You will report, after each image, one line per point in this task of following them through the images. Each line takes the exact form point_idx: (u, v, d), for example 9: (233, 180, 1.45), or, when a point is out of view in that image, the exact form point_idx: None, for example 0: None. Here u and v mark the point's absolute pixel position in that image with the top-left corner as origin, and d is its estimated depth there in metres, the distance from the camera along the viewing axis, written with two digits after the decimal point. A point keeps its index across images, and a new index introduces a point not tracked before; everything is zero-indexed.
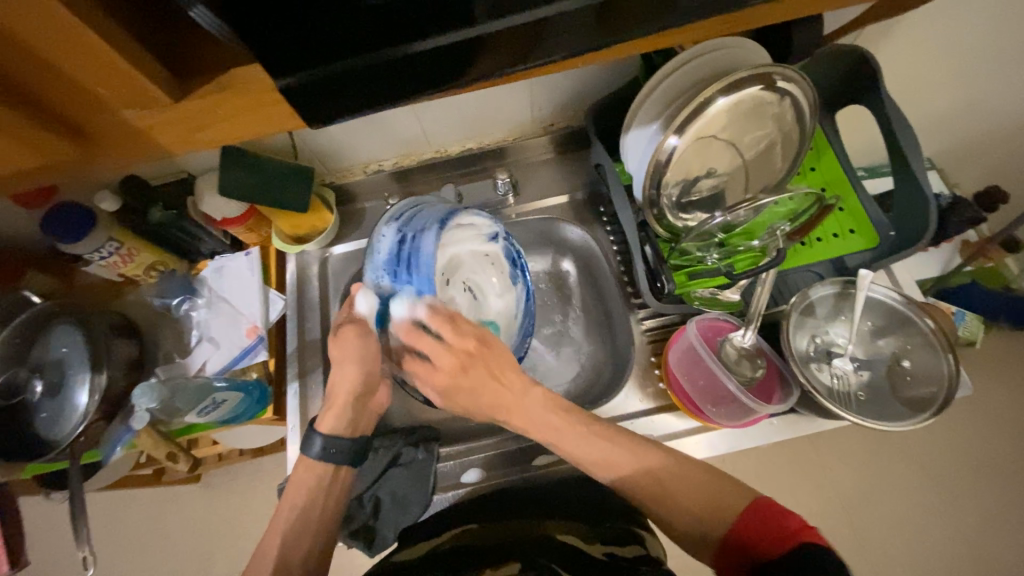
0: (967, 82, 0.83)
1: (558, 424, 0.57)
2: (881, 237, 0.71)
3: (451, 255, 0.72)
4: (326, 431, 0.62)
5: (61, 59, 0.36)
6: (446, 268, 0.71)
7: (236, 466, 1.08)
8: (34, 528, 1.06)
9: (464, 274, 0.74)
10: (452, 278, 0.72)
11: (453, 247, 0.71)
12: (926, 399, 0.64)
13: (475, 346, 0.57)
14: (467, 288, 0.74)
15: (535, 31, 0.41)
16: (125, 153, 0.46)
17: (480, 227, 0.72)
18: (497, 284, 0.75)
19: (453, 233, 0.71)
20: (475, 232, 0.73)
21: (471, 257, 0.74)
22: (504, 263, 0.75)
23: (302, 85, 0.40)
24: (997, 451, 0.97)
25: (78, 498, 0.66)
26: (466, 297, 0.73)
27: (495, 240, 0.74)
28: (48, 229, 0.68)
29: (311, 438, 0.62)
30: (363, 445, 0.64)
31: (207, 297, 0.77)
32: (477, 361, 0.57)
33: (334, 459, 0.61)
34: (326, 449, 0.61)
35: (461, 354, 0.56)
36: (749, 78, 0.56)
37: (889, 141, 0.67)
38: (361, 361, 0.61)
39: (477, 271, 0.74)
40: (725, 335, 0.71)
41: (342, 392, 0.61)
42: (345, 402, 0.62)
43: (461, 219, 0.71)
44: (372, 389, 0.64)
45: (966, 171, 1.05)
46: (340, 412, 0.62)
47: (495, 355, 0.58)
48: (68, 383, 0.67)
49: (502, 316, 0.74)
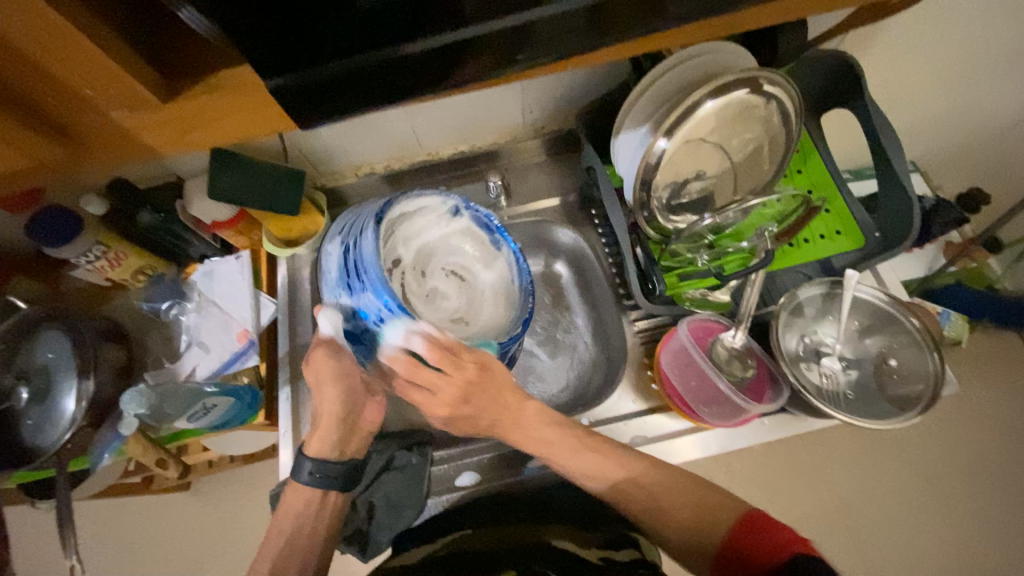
0: (949, 85, 0.85)
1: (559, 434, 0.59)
2: (866, 238, 0.72)
3: (419, 246, 0.67)
4: (316, 454, 0.62)
5: (49, 60, 0.36)
6: (419, 259, 0.67)
7: (227, 473, 1.07)
8: (19, 538, 1.04)
9: (442, 259, 0.69)
10: (428, 268, 0.68)
11: (414, 237, 0.67)
12: (912, 397, 0.66)
13: (476, 375, 0.58)
14: (449, 272, 0.68)
15: (527, 33, 0.41)
16: (112, 155, 0.45)
17: (434, 207, 0.66)
18: (482, 255, 0.69)
19: (400, 225, 0.65)
20: (430, 212, 0.66)
21: (442, 237, 0.68)
22: (478, 233, 0.68)
23: (292, 87, 0.39)
24: (982, 449, 0.98)
25: (65, 507, 0.64)
26: (452, 282, 0.68)
27: (458, 214, 0.67)
28: (32, 232, 0.67)
29: (300, 463, 0.62)
30: (353, 467, 0.63)
31: (197, 301, 0.77)
32: (482, 389, 0.58)
33: (326, 484, 0.61)
34: (315, 474, 0.61)
35: (464, 386, 0.57)
36: (735, 82, 0.57)
37: (873, 144, 0.68)
38: (338, 377, 0.62)
39: (455, 251, 0.69)
40: (717, 336, 0.71)
41: (329, 412, 0.62)
42: (331, 423, 0.62)
43: (401, 207, 0.64)
44: (356, 408, 0.64)
45: (950, 173, 1.07)
46: (324, 433, 0.62)
47: (495, 381, 0.59)
48: (54, 389, 0.66)
49: (498, 289, 0.68)
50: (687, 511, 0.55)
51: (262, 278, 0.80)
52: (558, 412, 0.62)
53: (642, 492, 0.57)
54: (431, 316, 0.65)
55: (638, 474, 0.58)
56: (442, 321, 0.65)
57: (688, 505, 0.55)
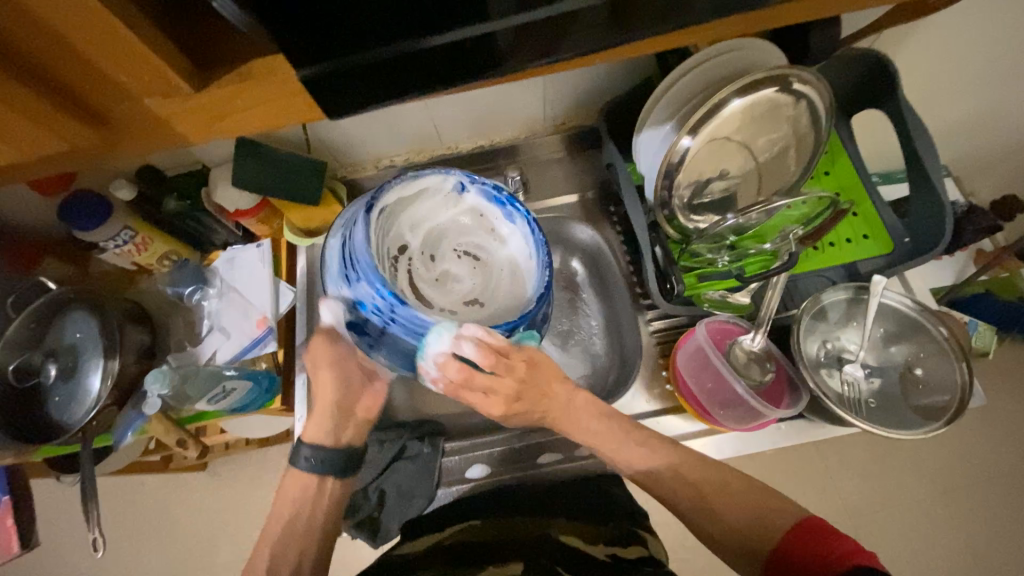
0: (987, 87, 0.82)
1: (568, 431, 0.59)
2: (895, 243, 0.70)
3: (428, 230, 0.67)
4: (313, 441, 0.63)
5: (89, 48, 0.36)
6: (429, 243, 0.67)
7: (242, 456, 1.09)
8: (44, 509, 1.08)
9: (453, 240, 0.67)
10: (439, 251, 0.67)
11: (421, 221, 0.66)
12: (938, 407, 0.64)
13: (526, 372, 0.58)
14: (461, 252, 0.67)
15: (555, 26, 0.41)
16: (143, 141, 0.46)
17: (435, 187, 0.64)
18: (496, 233, 0.66)
19: (402, 210, 0.64)
20: (434, 194, 0.65)
21: (451, 217, 0.67)
22: (485, 209, 0.65)
23: (319, 77, 0.40)
24: (1006, 464, 0.95)
25: (89, 482, 0.67)
26: (465, 262, 0.67)
27: (461, 191, 0.65)
28: (64, 215, 0.69)
29: (299, 450, 0.63)
30: (352, 455, 0.64)
31: (219, 287, 0.78)
32: (531, 385, 0.59)
33: (323, 469, 0.62)
34: (313, 460, 0.62)
35: (515, 384, 0.58)
36: (765, 79, 0.55)
37: (905, 146, 0.66)
38: (333, 362, 0.65)
39: (465, 230, 0.67)
40: (735, 339, 0.70)
41: (324, 398, 0.64)
42: (328, 410, 0.64)
43: (400, 190, 0.63)
44: (354, 397, 0.66)
45: (984, 179, 1.03)
46: (321, 420, 0.64)
47: (543, 375, 0.59)
48: (81, 368, 0.69)
49: (515, 266, 0.65)
50: (699, 514, 0.54)
51: (281, 266, 0.81)
52: (605, 405, 0.62)
53: (657, 493, 0.57)
54: (444, 300, 0.64)
55: (652, 475, 0.57)
56: (456, 304, 0.64)
57: (700, 507, 0.55)
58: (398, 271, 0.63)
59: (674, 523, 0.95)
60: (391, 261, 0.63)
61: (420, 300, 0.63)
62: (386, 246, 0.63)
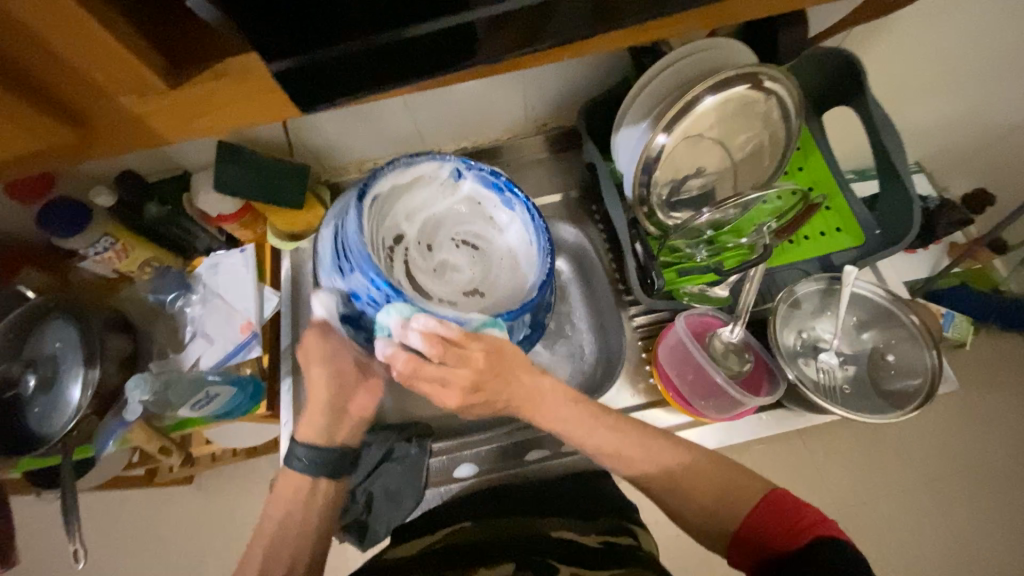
0: (950, 85, 0.85)
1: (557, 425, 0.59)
2: (867, 236, 0.72)
3: (424, 220, 0.68)
4: (308, 441, 0.62)
5: (64, 49, 0.37)
6: (428, 231, 0.68)
7: (229, 466, 1.08)
8: (25, 527, 1.05)
9: (451, 228, 0.68)
10: (437, 240, 0.68)
11: (417, 210, 0.67)
12: (909, 391, 0.66)
13: (486, 359, 0.55)
14: (460, 241, 0.68)
15: (530, 17, 0.42)
16: (122, 141, 0.46)
17: (429, 175, 0.65)
18: (495, 219, 0.67)
19: (397, 199, 0.65)
20: (429, 182, 0.66)
21: (447, 206, 0.68)
22: (479, 196, 0.66)
23: (299, 68, 0.40)
24: (986, 449, 0.98)
25: (70, 493, 0.65)
26: (465, 251, 0.68)
27: (456, 178, 0.66)
28: (42, 223, 0.68)
29: (292, 449, 0.62)
30: (346, 455, 0.64)
31: (202, 293, 0.78)
32: (490, 372, 0.56)
33: (315, 469, 0.62)
34: (307, 461, 0.61)
35: (473, 372, 0.55)
36: (735, 78, 0.57)
37: (873, 140, 0.68)
38: (328, 359, 0.62)
39: (463, 219, 0.68)
40: (714, 331, 0.71)
41: (318, 396, 0.62)
42: (323, 409, 0.62)
43: (395, 180, 0.64)
44: (348, 395, 0.64)
45: (955, 175, 1.07)
46: (313, 419, 0.62)
47: (508, 361, 0.57)
48: (61, 377, 0.68)
49: (515, 251, 0.66)
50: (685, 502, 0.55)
51: (266, 271, 0.81)
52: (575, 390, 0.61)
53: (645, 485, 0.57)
54: (443, 288, 0.65)
55: (639, 467, 0.58)
56: (456, 292, 0.65)
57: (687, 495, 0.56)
58: (394, 262, 0.64)
59: (666, 520, 0.95)
60: (387, 252, 0.64)
61: (418, 289, 0.63)
62: (381, 236, 0.64)
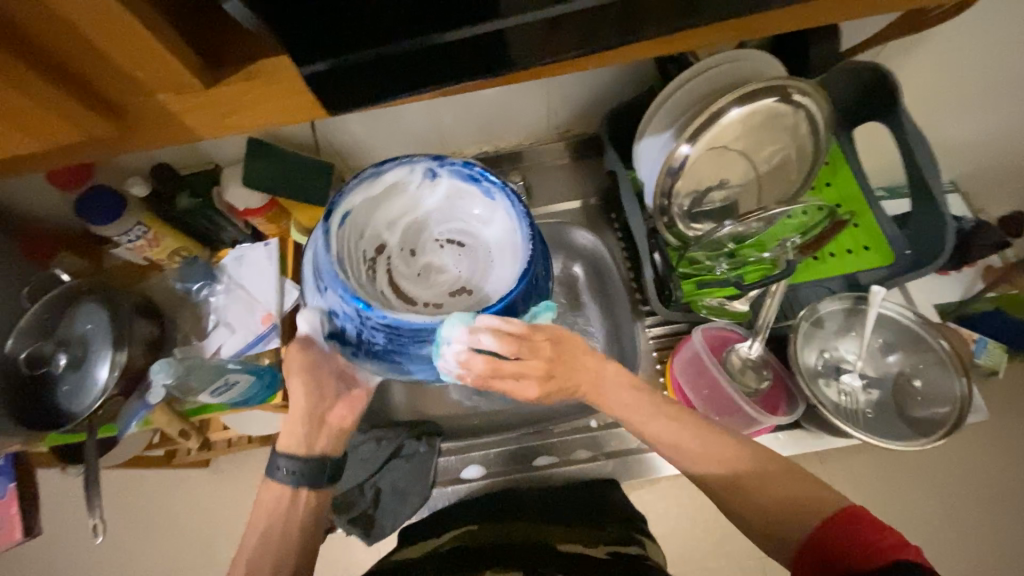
0: (992, 104, 0.82)
1: None
2: (897, 254, 0.70)
3: (406, 225, 0.68)
4: (288, 451, 0.61)
5: (106, 44, 0.39)
6: (411, 238, 0.69)
7: (243, 454, 1.10)
8: (48, 501, 1.09)
9: (435, 230, 0.69)
10: (420, 244, 0.69)
11: (398, 216, 0.67)
12: (937, 419, 0.64)
13: (552, 349, 0.57)
14: (444, 241, 0.69)
15: (562, 24, 0.42)
16: (158, 135, 0.48)
17: (400, 179, 0.64)
18: (477, 213, 0.67)
19: (374, 209, 0.65)
20: (405, 187, 0.65)
21: (428, 207, 0.68)
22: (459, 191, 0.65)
23: (333, 70, 0.41)
24: (1018, 484, 0.93)
25: (92, 471, 0.68)
26: (450, 250, 0.69)
27: (430, 177, 0.64)
28: (80, 210, 0.71)
29: (274, 460, 0.61)
30: (327, 462, 0.62)
31: (226, 284, 0.80)
32: (561, 359, 0.58)
33: (298, 480, 0.60)
34: (288, 470, 0.60)
35: (544, 363, 0.56)
36: (763, 90, 0.57)
37: (906, 158, 0.66)
38: (307, 370, 0.62)
39: (444, 218, 0.68)
40: (732, 346, 0.70)
41: (295, 408, 0.61)
42: (301, 420, 0.61)
43: (368, 191, 0.63)
44: (328, 407, 0.64)
45: (992, 196, 1.03)
46: (292, 428, 0.61)
47: (571, 351, 0.58)
48: (89, 358, 0.71)
49: (499, 245, 0.66)
50: None
51: (287, 265, 0.82)
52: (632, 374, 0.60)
53: None
54: (428, 291, 0.67)
55: None
56: (442, 293, 0.67)
57: None
58: (377, 273, 0.65)
59: (675, 535, 0.94)
60: (367, 264, 0.65)
61: (402, 298, 0.65)
62: (362, 248, 0.65)
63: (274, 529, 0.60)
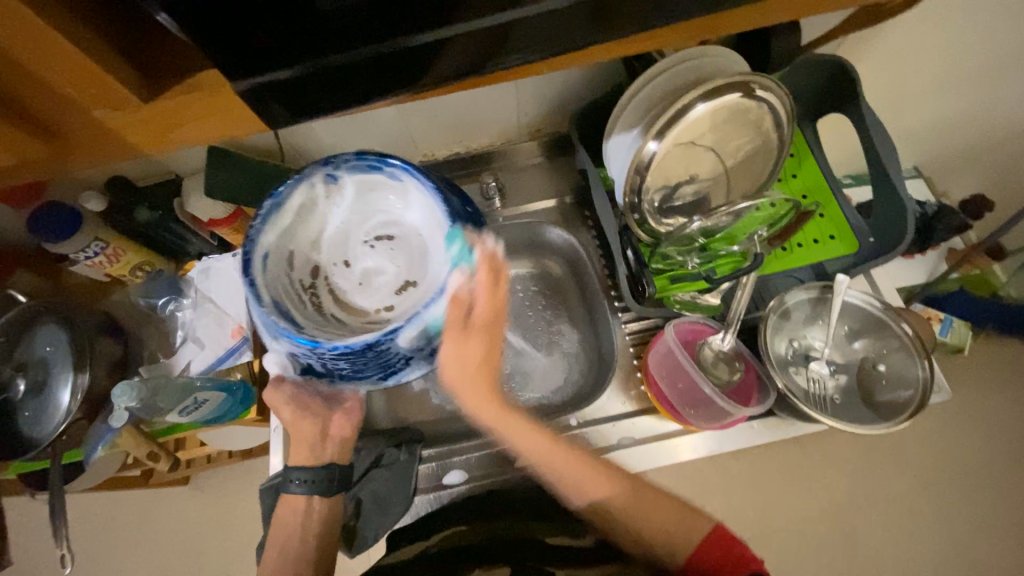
0: (947, 92, 0.85)
1: (538, 454, 0.58)
2: (861, 243, 0.72)
3: (329, 238, 0.63)
4: (302, 465, 0.62)
5: (30, 60, 0.37)
6: (338, 252, 0.63)
7: (224, 469, 1.08)
8: (20, 529, 1.06)
9: (359, 232, 0.64)
10: (351, 252, 0.64)
11: (319, 233, 0.62)
12: (900, 403, 0.65)
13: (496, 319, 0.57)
14: (373, 239, 0.64)
15: (524, 28, 0.42)
16: (97, 152, 0.47)
17: (302, 195, 0.59)
18: (395, 198, 0.62)
19: (294, 236, 0.60)
20: (316, 203, 0.61)
21: (345, 211, 0.63)
22: (365, 181, 0.61)
23: (297, 78, 0.40)
24: (997, 462, 0.94)
25: (56, 498, 0.65)
26: (380, 247, 0.64)
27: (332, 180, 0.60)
28: (32, 227, 0.68)
29: (289, 479, 0.61)
30: (336, 471, 0.62)
31: (193, 297, 0.77)
32: (493, 324, 0.57)
33: (311, 489, 0.61)
34: (301, 482, 0.60)
35: (493, 316, 0.57)
36: (726, 86, 0.57)
37: (869, 148, 0.68)
38: (291, 399, 0.62)
39: (365, 217, 0.64)
40: (704, 339, 0.71)
41: (296, 432, 0.62)
42: (308, 437, 0.62)
43: (278, 223, 0.59)
44: (327, 426, 0.63)
45: (954, 180, 1.05)
46: (299, 444, 0.62)
47: (496, 337, 0.57)
48: (50, 382, 0.68)
49: (427, 226, 0.62)
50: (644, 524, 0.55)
51: None
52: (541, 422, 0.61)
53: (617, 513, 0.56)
54: (376, 299, 0.62)
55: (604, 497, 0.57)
56: (390, 297, 0.61)
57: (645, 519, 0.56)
58: (320, 299, 0.61)
59: None
60: (308, 293, 0.60)
61: (356, 314, 0.61)
62: (296, 279, 0.60)
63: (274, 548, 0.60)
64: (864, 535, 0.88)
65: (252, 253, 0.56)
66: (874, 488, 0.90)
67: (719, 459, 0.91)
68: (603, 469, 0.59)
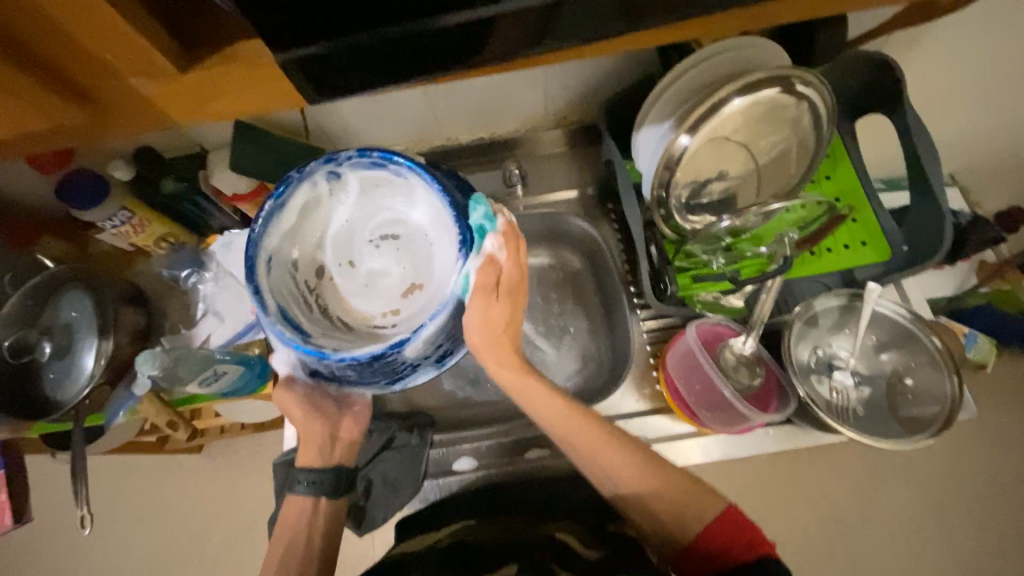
0: (994, 100, 0.81)
1: (572, 426, 0.55)
2: (894, 253, 0.69)
3: (332, 237, 0.61)
4: (308, 466, 0.63)
5: (74, 26, 0.37)
6: (341, 250, 0.62)
7: (236, 441, 1.10)
8: (41, 486, 1.10)
9: (364, 230, 0.62)
10: (355, 251, 0.62)
11: (322, 232, 0.61)
12: (926, 418, 0.64)
13: (520, 284, 0.55)
14: (377, 238, 0.62)
15: (563, 12, 0.40)
16: (131, 121, 0.47)
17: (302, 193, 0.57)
18: (400, 196, 0.61)
19: (297, 236, 0.59)
20: (320, 201, 0.59)
21: (349, 209, 0.61)
22: (370, 178, 0.59)
23: (331, 54, 0.39)
24: (1015, 482, 0.91)
25: (78, 460, 0.67)
26: (386, 247, 0.62)
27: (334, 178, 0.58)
28: (61, 194, 0.69)
29: (294, 477, 0.62)
30: (343, 471, 0.63)
31: (214, 271, 0.78)
32: (517, 290, 0.55)
33: (316, 490, 0.61)
34: (307, 483, 0.61)
35: (517, 284, 0.55)
36: (766, 80, 0.55)
37: (910, 154, 0.65)
38: (303, 398, 0.63)
39: (369, 214, 0.62)
40: (726, 342, 0.69)
41: (306, 432, 0.62)
42: (317, 437, 0.62)
43: (281, 225, 0.57)
44: (337, 427, 0.64)
45: (991, 190, 1.01)
46: (308, 444, 0.63)
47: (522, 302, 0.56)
48: (75, 347, 0.69)
49: (433, 225, 0.60)
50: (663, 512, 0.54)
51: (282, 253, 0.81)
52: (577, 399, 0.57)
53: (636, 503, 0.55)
54: (380, 303, 0.60)
55: (613, 493, 0.56)
56: (396, 299, 0.60)
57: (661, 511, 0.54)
58: (325, 300, 0.59)
59: None
60: (314, 294, 0.59)
61: (360, 318, 0.59)
62: (301, 280, 0.59)
63: (284, 534, 0.60)
64: (870, 547, 0.87)
65: (255, 258, 0.55)
66: (884, 501, 0.89)
67: (727, 463, 0.91)
68: (624, 448, 0.56)
